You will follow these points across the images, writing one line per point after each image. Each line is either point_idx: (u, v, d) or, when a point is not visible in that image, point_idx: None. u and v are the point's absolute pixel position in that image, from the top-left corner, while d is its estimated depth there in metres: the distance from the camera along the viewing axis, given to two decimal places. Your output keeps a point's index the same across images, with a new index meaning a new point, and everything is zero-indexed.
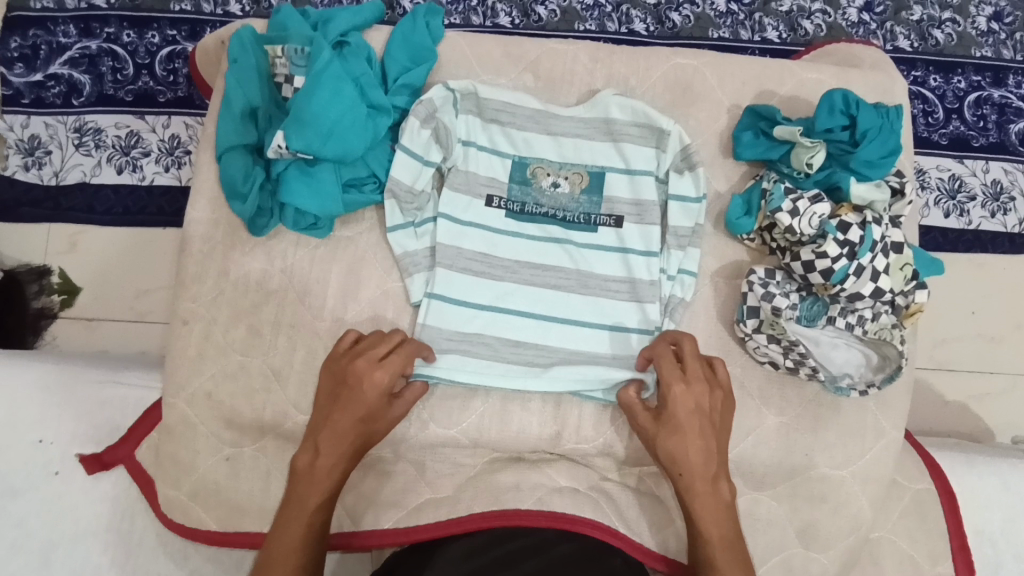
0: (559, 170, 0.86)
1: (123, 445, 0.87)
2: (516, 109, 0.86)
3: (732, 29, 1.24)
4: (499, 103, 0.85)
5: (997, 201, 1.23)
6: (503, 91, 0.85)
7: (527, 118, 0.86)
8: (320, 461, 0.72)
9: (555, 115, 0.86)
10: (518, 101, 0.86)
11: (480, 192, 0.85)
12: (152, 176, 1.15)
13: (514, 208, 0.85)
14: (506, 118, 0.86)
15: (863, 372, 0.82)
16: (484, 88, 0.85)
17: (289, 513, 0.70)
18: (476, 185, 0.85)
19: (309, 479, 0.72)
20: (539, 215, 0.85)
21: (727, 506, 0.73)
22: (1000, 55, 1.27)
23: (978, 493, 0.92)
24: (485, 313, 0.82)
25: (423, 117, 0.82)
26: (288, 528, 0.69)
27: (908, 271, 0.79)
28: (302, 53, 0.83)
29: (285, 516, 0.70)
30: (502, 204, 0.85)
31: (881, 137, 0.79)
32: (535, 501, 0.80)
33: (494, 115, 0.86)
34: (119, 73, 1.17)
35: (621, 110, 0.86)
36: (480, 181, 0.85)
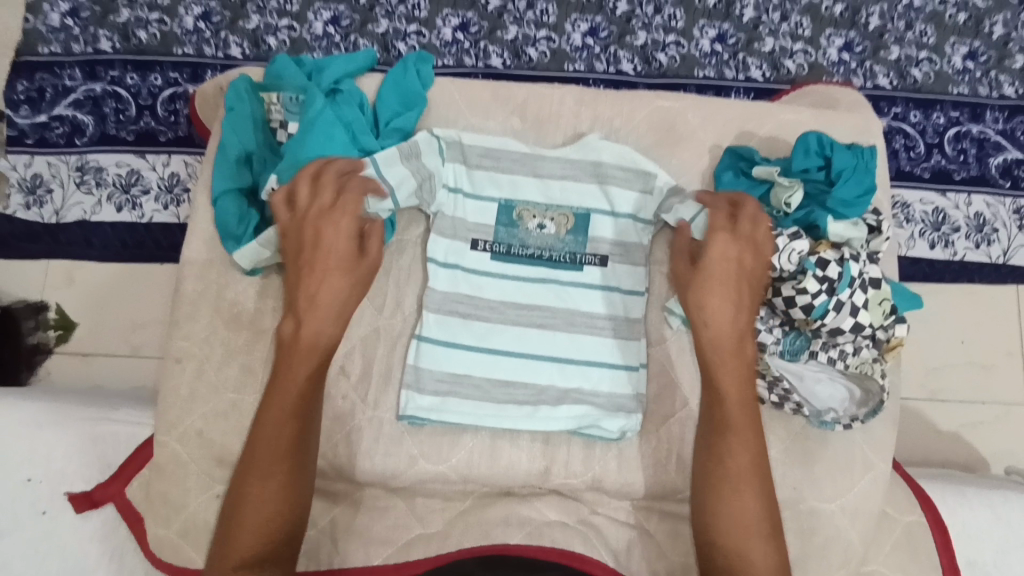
0: (545, 212, 0.87)
1: (113, 482, 0.87)
2: (500, 154, 0.88)
3: (716, 68, 1.29)
4: (483, 150, 0.88)
5: (980, 232, 1.26)
6: (487, 138, 0.88)
7: (512, 163, 0.88)
8: (290, 387, 0.70)
9: (542, 157, 0.89)
10: (503, 147, 0.88)
11: (467, 235, 0.87)
12: (152, 213, 1.17)
13: (500, 250, 0.86)
14: (490, 163, 0.88)
15: (847, 407, 0.83)
16: (467, 137, 0.88)
17: (263, 445, 0.69)
18: (463, 229, 0.87)
19: (279, 402, 0.70)
20: (525, 256, 0.86)
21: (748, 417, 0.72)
22: (977, 92, 1.31)
23: (971, 524, 0.92)
24: (474, 354, 0.83)
25: (405, 155, 0.84)
26: (261, 462, 0.68)
27: (886, 306, 0.80)
28: (296, 100, 0.87)
29: (256, 448, 0.69)
30: (487, 247, 0.86)
31: (856, 177, 0.82)
32: (523, 536, 0.80)
33: (479, 160, 0.88)
34: (122, 114, 1.20)
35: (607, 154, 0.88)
36: (467, 225, 0.87)
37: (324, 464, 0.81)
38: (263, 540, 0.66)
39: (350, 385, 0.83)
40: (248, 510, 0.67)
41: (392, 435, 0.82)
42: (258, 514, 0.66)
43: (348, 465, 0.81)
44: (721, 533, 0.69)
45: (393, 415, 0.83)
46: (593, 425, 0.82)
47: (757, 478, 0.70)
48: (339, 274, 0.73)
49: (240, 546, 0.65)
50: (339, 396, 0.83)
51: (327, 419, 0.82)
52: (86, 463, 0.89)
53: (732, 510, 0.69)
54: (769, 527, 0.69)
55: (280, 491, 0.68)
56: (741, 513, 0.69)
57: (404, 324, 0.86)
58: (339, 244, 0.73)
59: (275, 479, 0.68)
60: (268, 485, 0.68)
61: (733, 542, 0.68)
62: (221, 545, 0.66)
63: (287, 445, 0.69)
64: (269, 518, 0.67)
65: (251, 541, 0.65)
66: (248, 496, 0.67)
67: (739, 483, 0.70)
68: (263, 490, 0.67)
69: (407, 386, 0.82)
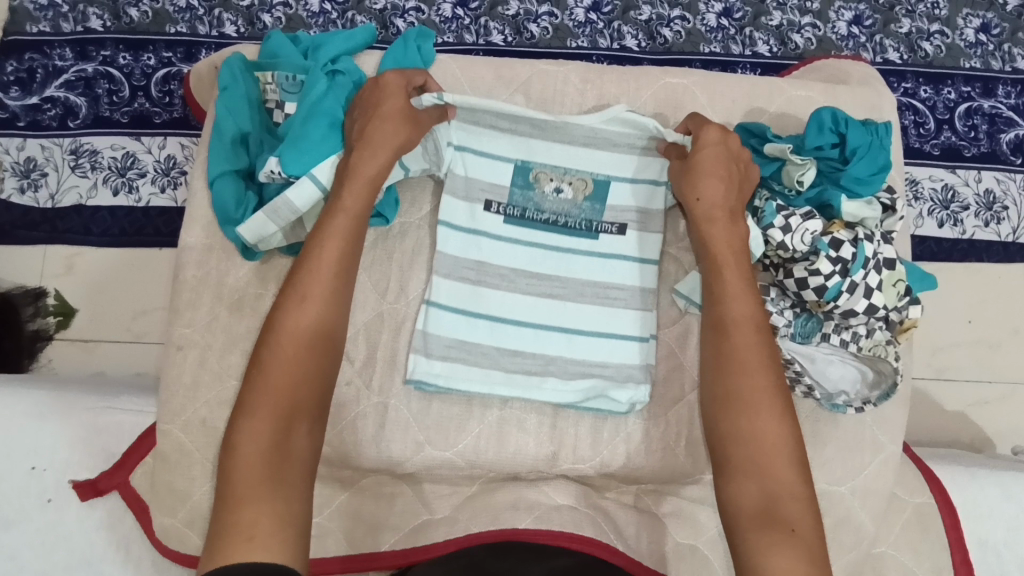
0: (563, 176, 0.85)
1: (117, 471, 0.86)
2: (518, 117, 0.83)
3: (723, 44, 1.25)
4: (499, 113, 0.83)
5: (990, 210, 1.24)
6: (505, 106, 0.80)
7: (532, 127, 0.84)
8: (307, 323, 0.68)
9: (566, 122, 0.83)
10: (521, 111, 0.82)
11: (479, 196, 0.84)
12: (149, 197, 1.15)
13: (514, 214, 0.84)
14: (506, 125, 0.84)
15: (859, 389, 0.82)
16: (485, 104, 0.80)
17: (273, 379, 0.64)
18: (476, 190, 0.84)
19: (292, 335, 0.67)
20: (540, 221, 0.85)
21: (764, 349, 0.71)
22: (989, 65, 1.28)
23: (979, 504, 0.91)
24: (485, 322, 0.82)
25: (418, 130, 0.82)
26: (269, 391, 0.63)
27: (901, 287, 0.79)
28: (294, 80, 0.84)
29: (263, 376, 0.64)
30: (502, 209, 0.84)
31: (870, 154, 0.79)
32: (533, 520, 0.77)
33: (494, 123, 0.84)
34: (115, 95, 1.17)
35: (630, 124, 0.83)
36: (480, 186, 0.84)
37: (329, 450, 0.81)
38: (272, 475, 0.60)
39: (354, 371, 0.82)
40: (254, 442, 0.61)
41: (399, 421, 0.81)
42: (264, 444, 0.61)
43: (353, 451, 0.80)
44: (746, 460, 0.65)
45: (399, 401, 0.82)
46: (600, 398, 0.82)
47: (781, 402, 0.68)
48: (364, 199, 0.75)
49: (246, 477, 0.59)
50: (343, 382, 0.82)
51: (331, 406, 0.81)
52: (89, 451, 0.88)
53: (758, 441, 0.66)
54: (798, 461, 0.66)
55: (290, 437, 0.62)
56: (768, 443, 0.66)
57: (408, 309, 0.84)
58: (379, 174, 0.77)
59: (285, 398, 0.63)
60: (276, 417, 0.62)
61: (762, 472, 0.65)
62: (221, 477, 0.60)
63: (296, 380, 0.65)
64: (279, 450, 0.61)
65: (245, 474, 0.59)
66: (253, 426, 0.61)
67: (766, 415, 0.67)
68: (271, 422, 0.62)
69: (415, 350, 0.81)
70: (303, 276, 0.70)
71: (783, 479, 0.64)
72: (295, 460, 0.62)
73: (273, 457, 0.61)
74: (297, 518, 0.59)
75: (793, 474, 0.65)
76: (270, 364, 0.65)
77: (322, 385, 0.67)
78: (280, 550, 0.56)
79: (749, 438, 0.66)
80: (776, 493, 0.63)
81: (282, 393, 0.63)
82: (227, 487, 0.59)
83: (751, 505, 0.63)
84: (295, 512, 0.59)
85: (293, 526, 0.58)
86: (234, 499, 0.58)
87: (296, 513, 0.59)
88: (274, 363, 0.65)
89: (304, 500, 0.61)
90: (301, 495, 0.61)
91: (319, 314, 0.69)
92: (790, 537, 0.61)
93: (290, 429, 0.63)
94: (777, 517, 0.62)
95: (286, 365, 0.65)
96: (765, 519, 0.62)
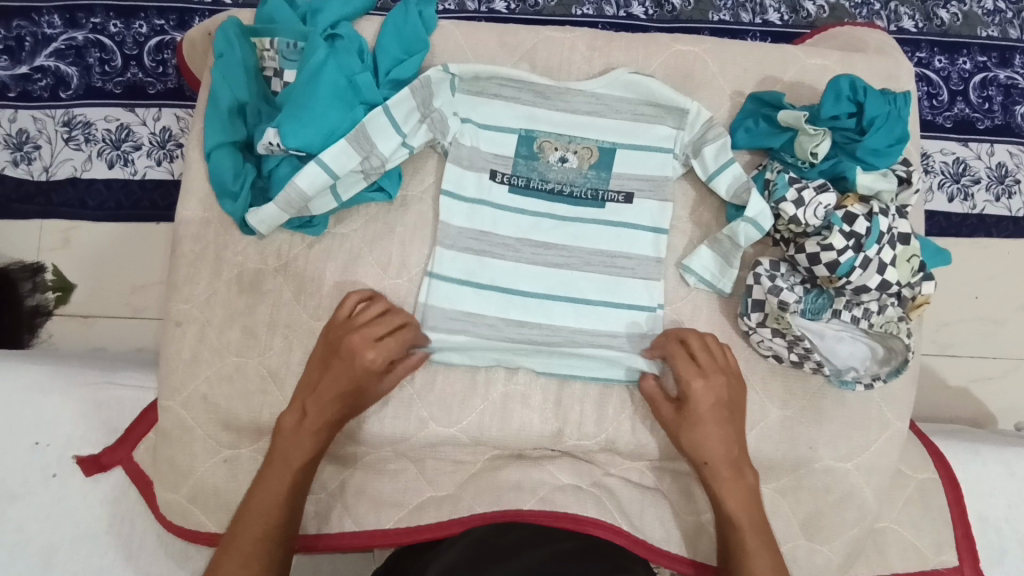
0: (567, 145, 0.84)
1: (121, 446, 0.86)
2: (519, 86, 0.83)
3: (733, 11, 1.21)
4: (500, 80, 0.83)
5: (1001, 183, 1.21)
6: (506, 73, 0.83)
7: (532, 94, 0.84)
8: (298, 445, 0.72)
9: (566, 90, 0.84)
10: (522, 80, 0.83)
11: (485, 167, 0.83)
12: (144, 169, 1.13)
13: (518, 184, 0.83)
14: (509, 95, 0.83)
15: (868, 365, 0.81)
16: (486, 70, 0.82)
17: (259, 497, 0.70)
18: (479, 160, 0.83)
19: (281, 454, 0.72)
20: (544, 191, 0.83)
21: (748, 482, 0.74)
22: (1006, 34, 1.24)
23: (982, 481, 0.91)
24: (493, 294, 0.80)
25: (422, 101, 0.80)
26: (253, 502, 0.70)
27: (915, 262, 0.77)
28: (294, 48, 0.81)
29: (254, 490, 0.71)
30: (507, 179, 0.83)
31: (888, 125, 0.77)
32: (535, 502, 0.78)
33: (495, 91, 0.83)
34: (107, 65, 1.14)
35: (634, 89, 0.84)
36: (485, 157, 0.83)
37: None
38: None
39: None
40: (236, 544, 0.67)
41: (401, 399, 0.80)
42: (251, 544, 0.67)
43: (356, 428, 0.79)
44: None
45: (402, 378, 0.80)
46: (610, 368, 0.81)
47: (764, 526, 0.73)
48: (337, 373, 0.74)
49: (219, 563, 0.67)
50: None
51: None
52: (92, 426, 0.88)
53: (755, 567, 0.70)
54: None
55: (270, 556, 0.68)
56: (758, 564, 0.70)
57: (410, 285, 0.82)
58: (356, 353, 0.73)
59: (261, 531, 0.68)
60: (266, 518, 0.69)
61: None
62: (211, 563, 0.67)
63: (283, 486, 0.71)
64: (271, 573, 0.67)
65: None
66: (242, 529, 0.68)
67: (757, 541, 0.72)
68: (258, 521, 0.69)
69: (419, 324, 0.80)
70: (294, 409, 0.74)
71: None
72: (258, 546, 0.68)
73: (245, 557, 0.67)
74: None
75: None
76: (265, 481, 0.71)
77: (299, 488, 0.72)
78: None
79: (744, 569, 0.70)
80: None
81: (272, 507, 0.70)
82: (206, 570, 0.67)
83: None
84: None
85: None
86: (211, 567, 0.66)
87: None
88: (265, 479, 0.71)
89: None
90: None
91: (309, 436, 0.73)
92: None
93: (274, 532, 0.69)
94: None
95: (266, 477, 0.71)
96: None
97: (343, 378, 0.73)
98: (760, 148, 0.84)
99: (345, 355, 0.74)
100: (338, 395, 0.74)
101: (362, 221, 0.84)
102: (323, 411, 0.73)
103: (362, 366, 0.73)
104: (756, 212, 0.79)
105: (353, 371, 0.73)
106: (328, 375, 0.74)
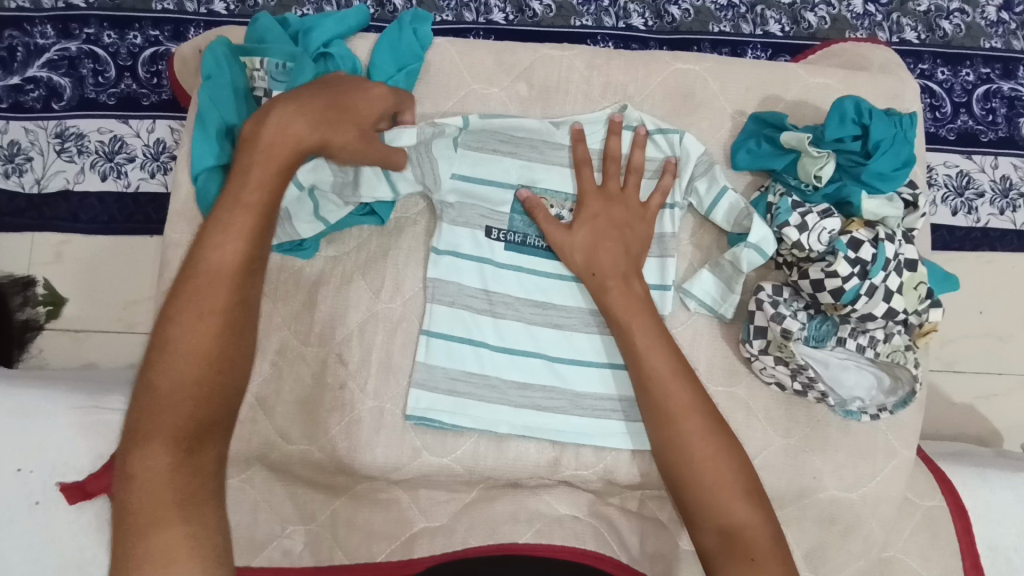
0: (564, 202, 0.81)
1: (107, 473, 0.83)
2: (521, 140, 0.81)
3: (733, 23, 1.19)
4: (500, 135, 0.81)
5: (1006, 197, 1.19)
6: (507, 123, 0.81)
7: (530, 150, 0.81)
8: (189, 362, 0.53)
9: (558, 145, 0.82)
10: (522, 130, 0.82)
11: (480, 223, 0.80)
12: (138, 182, 1.11)
13: (515, 240, 0.80)
14: (508, 148, 0.81)
15: (874, 395, 0.79)
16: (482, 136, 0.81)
17: (169, 429, 0.51)
18: (475, 216, 0.80)
19: (173, 370, 0.53)
20: (542, 248, 0.80)
21: (641, 303, 0.73)
22: (1010, 46, 1.22)
23: (994, 508, 0.87)
24: (494, 327, 0.78)
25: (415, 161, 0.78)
26: (160, 434, 0.51)
27: (922, 290, 0.76)
28: (283, 68, 0.79)
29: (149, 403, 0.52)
30: (502, 235, 0.80)
31: (894, 148, 0.75)
32: (532, 534, 0.75)
33: (495, 146, 0.81)
34: (101, 76, 1.12)
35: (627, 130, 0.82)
36: (481, 211, 0.80)
37: (322, 456, 0.78)
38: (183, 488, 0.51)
39: (348, 373, 0.79)
40: (155, 493, 0.49)
41: (394, 426, 0.78)
42: (179, 483, 0.50)
43: (348, 457, 0.77)
44: (685, 467, 0.65)
45: (395, 405, 0.78)
46: (616, 435, 0.79)
47: (702, 401, 0.68)
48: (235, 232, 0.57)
49: (150, 505, 0.49)
50: (337, 385, 0.78)
51: (326, 409, 0.78)
52: (80, 451, 0.86)
53: (678, 425, 0.66)
54: (726, 436, 0.66)
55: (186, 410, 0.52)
56: (683, 412, 0.66)
57: (404, 309, 0.80)
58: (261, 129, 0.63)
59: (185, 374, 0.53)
60: (177, 449, 0.51)
61: (712, 482, 0.63)
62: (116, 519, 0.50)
63: (192, 402, 0.52)
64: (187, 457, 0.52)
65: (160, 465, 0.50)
66: (143, 483, 0.50)
67: (666, 383, 0.68)
68: (171, 451, 0.51)
69: (416, 384, 0.77)
70: (168, 321, 0.54)
71: (731, 500, 0.62)
72: (204, 481, 0.52)
73: (181, 502, 0.50)
74: (217, 535, 0.50)
75: (705, 421, 0.66)
76: (160, 392, 0.53)
77: (232, 391, 0.55)
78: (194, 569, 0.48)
79: (665, 442, 0.67)
80: (738, 535, 0.61)
81: (186, 427, 0.52)
82: (130, 535, 0.49)
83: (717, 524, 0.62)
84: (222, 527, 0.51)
85: (214, 547, 0.50)
86: (141, 529, 0.49)
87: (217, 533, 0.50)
88: (159, 412, 0.52)
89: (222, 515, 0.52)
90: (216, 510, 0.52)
91: (208, 337, 0.54)
92: (750, 566, 0.59)
93: (195, 447, 0.52)
94: (738, 555, 0.60)
95: (163, 402, 0.52)
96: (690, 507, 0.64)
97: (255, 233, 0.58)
98: (762, 170, 0.82)
99: (249, 169, 0.61)
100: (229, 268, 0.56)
101: (356, 245, 0.82)
102: (212, 308, 0.55)
103: (272, 147, 0.62)
104: (759, 237, 0.77)
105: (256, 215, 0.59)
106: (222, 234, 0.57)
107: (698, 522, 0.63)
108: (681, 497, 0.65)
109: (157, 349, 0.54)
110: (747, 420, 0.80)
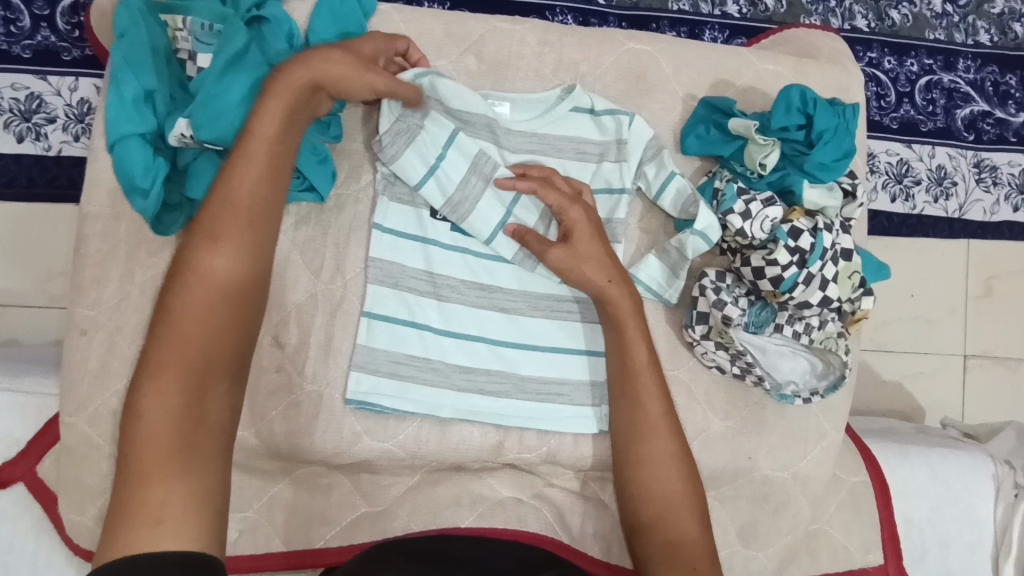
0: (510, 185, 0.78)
1: (21, 460, 0.78)
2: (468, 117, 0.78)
3: (692, 2, 1.17)
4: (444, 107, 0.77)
5: (940, 185, 1.24)
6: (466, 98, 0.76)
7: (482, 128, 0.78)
8: (197, 307, 0.54)
9: (511, 127, 0.79)
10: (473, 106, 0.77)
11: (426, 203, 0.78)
12: (59, 145, 1.01)
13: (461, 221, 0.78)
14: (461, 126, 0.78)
15: (807, 380, 0.83)
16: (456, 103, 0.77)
17: (160, 360, 0.52)
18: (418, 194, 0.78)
19: (186, 314, 0.54)
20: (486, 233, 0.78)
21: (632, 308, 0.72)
22: (952, 38, 1.25)
23: (911, 482, 0.92)
24: (442, 311, 0.77)
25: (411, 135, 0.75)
26: (166, 371, 0.52)
27: (855, 279, 0.79)
28: (210, 29, 0.74)
29: (154, 357, 0.53)
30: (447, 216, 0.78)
31: (836, 139, 0.76)
32: (475, 518, 0.78)
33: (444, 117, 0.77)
34: (12, 25, 1.00)
35: (577, 111, 0.80)
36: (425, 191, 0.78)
37: (256, 442, 0.74)
38: (185, 449, 0.51)
39: (285, 356, 0.75)
40: (158, 436, 0.51)
41: (333, 411, 0.75)
42: (178, 424, 0.52)
43: (286, 444, 0.75)
44: (646, 483, 0.67)
45: (334, 389, 0.75)
46: (559, 419, 0.79)
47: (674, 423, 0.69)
48: (229, 252, 0.57)
49: (151, 455, 0.50)
50: (274, 368, 0.75)
51: (262, 394, 0.75)
52: None
53: (652, 443, 0.67)
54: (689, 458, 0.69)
55: (195, 343, 0.54)
56: (659, 431, 0.68)
57: (345, 291, 0.77)
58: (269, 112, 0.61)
59: (198, 330, 0.54)
60: (185, 386, 0.52)
61: (670, 501, 0.66)
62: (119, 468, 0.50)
63: (199, 343, 0.54)
64: (191, 411, 0.52)
65: (157, 417, 0.51)
66: (144, 418, 0.51)
67: (650, 400, 0.69)
68: (179, 388, 0.52)
69: (357, 367, 0.75)
70: (193, 261, 0.56)
71: (689, 520, 0.65)
72: (212, 428, 0.54)
73: (180, 452, 0.51)
74: (215, 493, 0.52)
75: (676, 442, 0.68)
76: (166, 335, 0.53)
77: (240, 346, 0.57)
78: (199, 538, 0.49)
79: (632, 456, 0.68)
80: (683, 551, 0.64)
81: (194, 369, 0.53)
82: (130, 483, 0.50)
83: (671, 540, 0.64)
84: (211, 482, 0.52)
85: (212, 500, 0.51)
86: (132, 484, 0.49)
87: (212, 506, 0.51)
88: (178, 347, 0.53)
89: (220, 473, 0.53)
90: (214, 467, 0.53)
91: (230, 287, 0.56)
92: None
93: (201, 392, 0.53)
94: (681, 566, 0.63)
95: (175, 341, 0.53)
96: (648, 521, 0.66)
97: (253, 248, 0.58)
98: (709, 156, 0.83)
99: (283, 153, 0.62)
100: (229, 279, 0.56)
101: (293, 222, 0.77)
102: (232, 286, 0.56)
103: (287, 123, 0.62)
104: (705, 224, 0.77)
105: (258, 219, 0.59)
106: (212, 254, 0.56)
107: (649, 531, 0.66)
108: (638, 511, 0.66)
109: (173, 293, 0.55)
110: (688, 403, 0.81)
